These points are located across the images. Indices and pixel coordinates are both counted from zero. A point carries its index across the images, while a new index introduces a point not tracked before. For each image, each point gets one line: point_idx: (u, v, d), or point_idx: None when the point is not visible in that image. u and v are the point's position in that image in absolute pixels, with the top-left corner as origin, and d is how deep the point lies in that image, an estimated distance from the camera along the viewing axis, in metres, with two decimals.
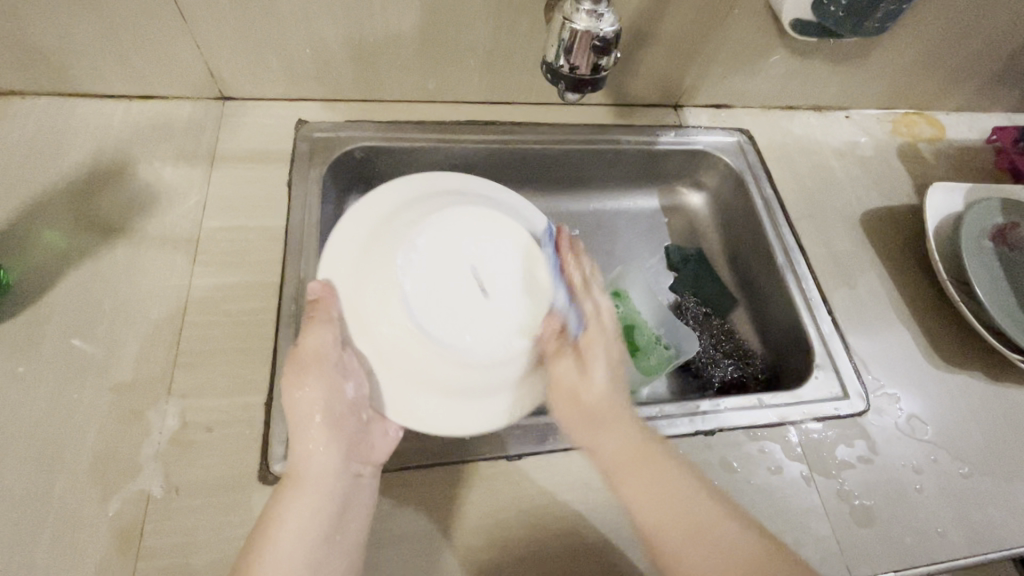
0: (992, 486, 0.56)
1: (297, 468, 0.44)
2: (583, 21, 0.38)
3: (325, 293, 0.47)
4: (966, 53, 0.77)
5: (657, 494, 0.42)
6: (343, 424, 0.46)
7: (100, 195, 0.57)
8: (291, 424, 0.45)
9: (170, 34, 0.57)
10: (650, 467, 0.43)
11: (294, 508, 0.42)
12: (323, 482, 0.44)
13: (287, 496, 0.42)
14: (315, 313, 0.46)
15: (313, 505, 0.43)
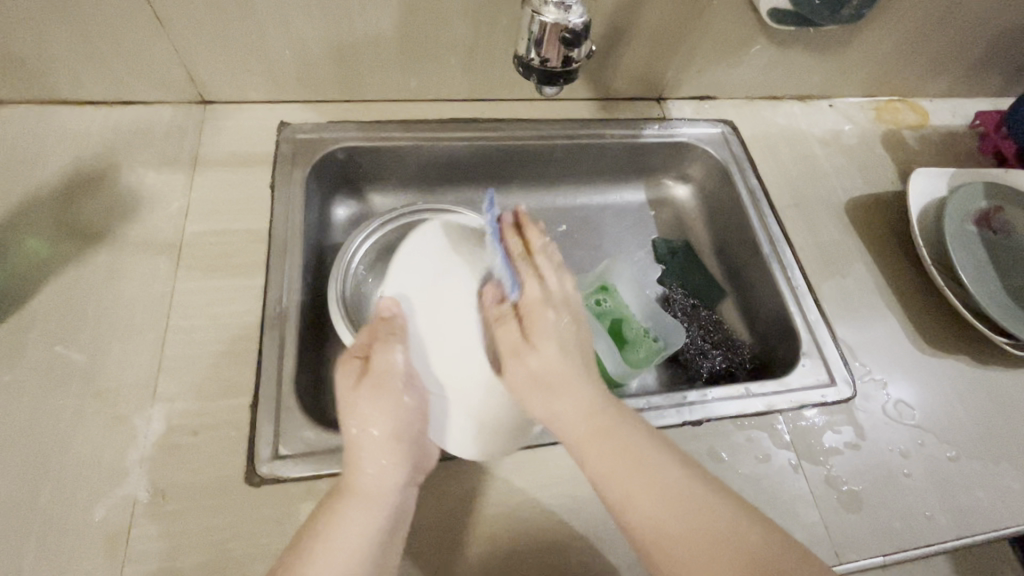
0: (980, 468, 0.57)
1: (361, 486, 0.42)
2: (552, 14, 0.38)
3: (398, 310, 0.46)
4: (947, 38, 0.77)
5: (637, 484, 0.39)
6: (414, 441, 0.44)
7: (81, 201, 0.57)
8: (355, 442, 0.43)
9: (148, 39, 0.57)
10: (609, 437, 0.41)
11: (350, 527, 0.40)
12: (385, 507, 0.42)
13: (349, 519, 0.41)
14: (383, 329, 0.45)
15: (371, 529, 0.41)
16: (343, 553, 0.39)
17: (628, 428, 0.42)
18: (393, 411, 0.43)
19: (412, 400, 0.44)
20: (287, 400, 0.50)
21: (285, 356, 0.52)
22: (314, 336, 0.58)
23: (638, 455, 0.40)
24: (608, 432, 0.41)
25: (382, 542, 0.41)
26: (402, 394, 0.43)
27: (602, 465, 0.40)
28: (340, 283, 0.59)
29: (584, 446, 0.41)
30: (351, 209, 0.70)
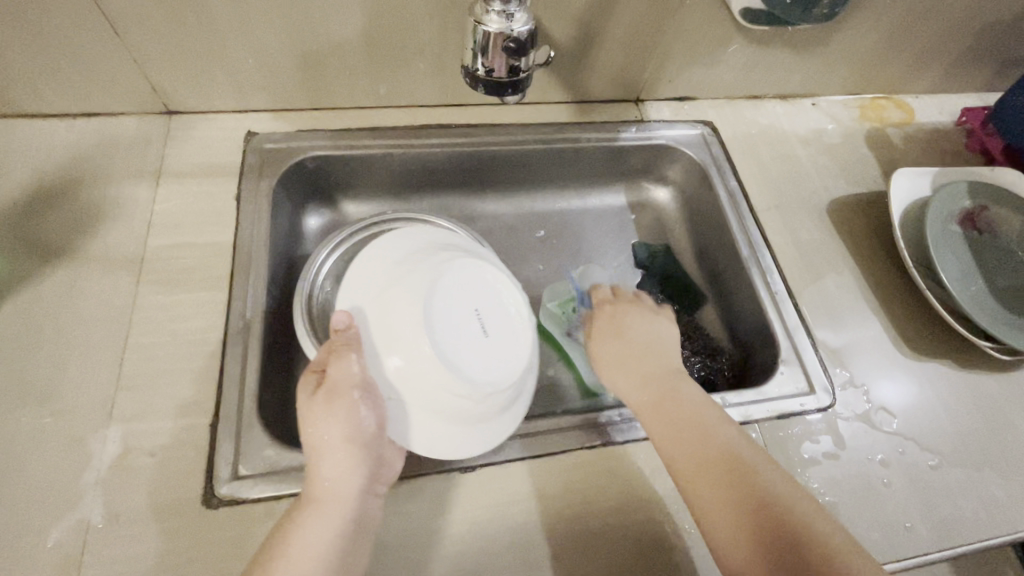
0: (962, 477, 0.55)
1: (320, 495, 0.43)
2: (495, 23, 0.36)
3: (351, 320, 0.48)
4: (931, 34, 0.75)
5: (683, 442, 0.47)
6: (372, 444, 0.46)
7: (41, 216, 0.56)
8: (314, 450, 0.44)
9: (107, 51, 0.56)
10: (668, 407, 0.49)
11: (314, 531, 0.41)
12: (342, 516, 0.43)
13: (308, 531, 0.41)
14: (338, 340, 0.47)
15: (330, 537, 0.41)
16: (307, 555, 0.41)
17: (687, 389, 0.50)
18: (345, 414, 0.45)
19: (365, 405, 0.46)
20: (248, 418, 0.49)
21: (247, 373, 0.51)
22: (280, 351, 0.57)
23: (687, 407, 0.49)
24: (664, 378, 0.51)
25: (344, 541, 0.42)
26: (353, 399, 0.45)
27: (660, 420, 0.49)
28: (306, 298, 0.59)
29: (644, 412, 0.50)
30: (323, 218, 0.69)
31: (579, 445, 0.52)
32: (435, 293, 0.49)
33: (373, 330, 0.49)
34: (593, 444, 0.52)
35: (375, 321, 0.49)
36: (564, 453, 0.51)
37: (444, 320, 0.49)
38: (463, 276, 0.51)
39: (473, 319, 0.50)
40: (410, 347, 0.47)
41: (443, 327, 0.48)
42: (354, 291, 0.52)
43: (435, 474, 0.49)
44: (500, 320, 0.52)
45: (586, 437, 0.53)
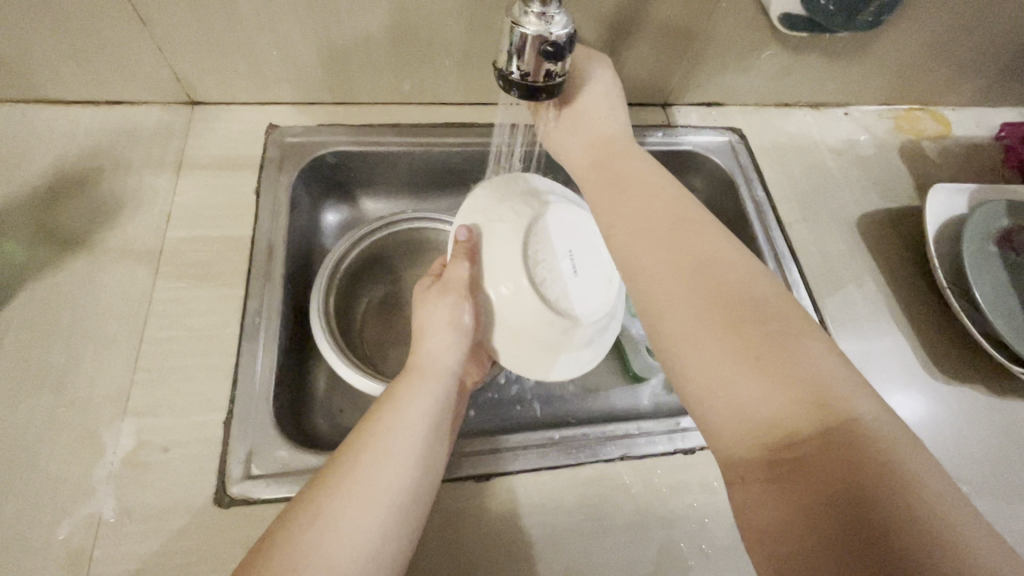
0: (991, 508, 0.53)
1: (425, 364, 0.46)
2: (533, 25, 0.35)
3: (471, 236, 0.50)
4: (973, 45, 0.73)
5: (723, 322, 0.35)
6: (468, 338, 0.49)
7: (62, 204, 0.56)
8: (425, 329, 0.48)
9: (132, 39, 0.55)
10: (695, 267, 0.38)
11: (419, 391, 0.44)
12: (442, 387, 0.45)
13: (413, 391, 0.44)
14: (458, 249, 0.50)
15: (432, 401, 0.44)
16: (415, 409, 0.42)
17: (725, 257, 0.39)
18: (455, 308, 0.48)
19: (468, 309, 0.49)
20: (261, 417, 0.48)
21: (262, 371, 0.50)
22: (294, 349, 0.56)
23: (718, 280, 0.38)
24: (677, 246, 0.40)
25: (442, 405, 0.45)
26: (460, 302, 0.48)
27: (669, 297, 0.38)
28: (324, 296, 0.58)
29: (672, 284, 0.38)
30: (341, 215, 0.69)
31: (594, 458, 0.51)
32: (543, 223, 0.50)
33: (490, 247, 0.50)
34: (610, 458, 0.51)
35: (490, 238, 0.50)
36: (579, 465, 0.50)
37: (548, 254, 0.50)
38: (572, 224, 0.52)
39: (570, 264, 0.51)
40: (518, 272, 0.48)
41: (546, 261, 0.50)
42: (474, 207, 0.52)
43: (449, 482, 0.48)
44: (595, 260, 0.53)
45: (602, 450, 0.51)
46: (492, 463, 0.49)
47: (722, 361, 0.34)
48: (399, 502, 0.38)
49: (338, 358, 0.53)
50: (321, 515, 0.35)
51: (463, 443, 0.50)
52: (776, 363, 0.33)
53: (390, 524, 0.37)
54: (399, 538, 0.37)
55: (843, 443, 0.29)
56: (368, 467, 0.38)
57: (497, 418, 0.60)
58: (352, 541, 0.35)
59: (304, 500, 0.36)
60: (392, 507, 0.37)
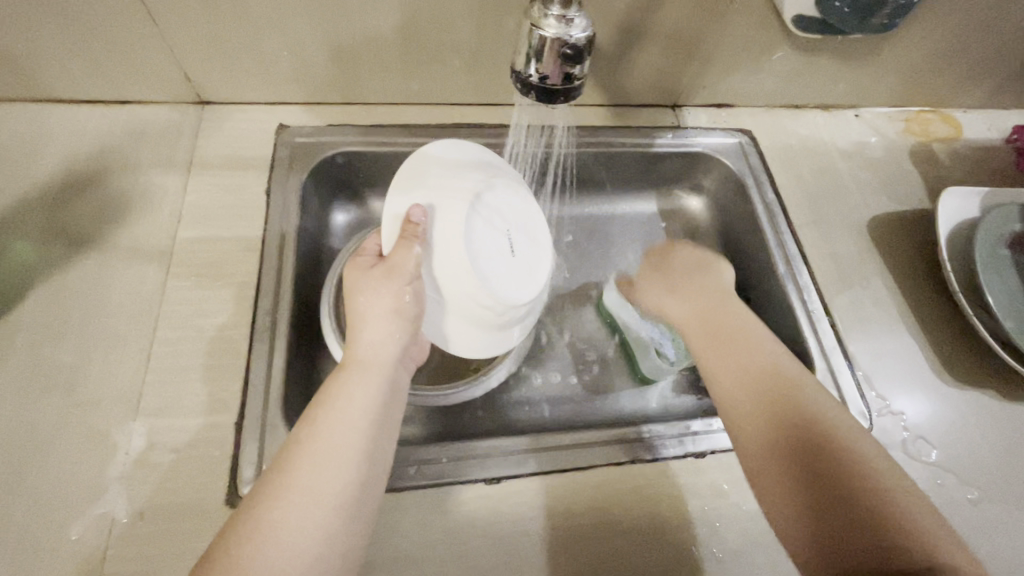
0: (1002, 513, 0.53)
1: (364, 358, 0.44)
2: (552, 28, 0.35)
3: (424, 218, 0.47)
4: (986, 47, 0.72)
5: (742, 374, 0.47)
6: (415, 322, 0.47)
7: (73, 204, 0.56)
8: (363, 316, 0.45)
9: (143, 39, 0.55)
10: (730, 342, 0.50)
11: (359, 389, 0.42)
12: (384, 381, 0.44)
13: (351, 389, 0.42)
14: (406, 231, 0.46)
15: (373, 398, 0.42)
16: (352, 410, 0.41)
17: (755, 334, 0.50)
18: (398, 295, 0.46)
19: (414, 292, 0.46)
20: (272, 418, 0.48)
21: (273, 372, 0.50)
22: (304, 349, 0.56)
23: (753, 352, 0.49)
24: (719, 327, 0.51)
25: (383, 400, 0.43)
26: (408, 286, 0.46)
27: (718, 362, 0.49)
28: (333, 297, 0.58)
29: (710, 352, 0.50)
30: (350, 215, 0.68)
31: (605, 462, 0.51)
32: (486, 206, 0.50)
33: (438, 232, 0.48)
34: (620, 461, 0.51)
35: (441, 222, 0.48)
36: (590, 469, 0.50)
37: (492, 241, 0.50)
38: (511, 203, 0.53)
39: (509, 243, 0.52)
40: (465, 260, 0.48)
41: (488, 245, 0.50)
42: (411, 186, 0.49)
43: (459, 485, 0.48)
44: (529, 242, 0.54)
45: (612, 453, 0.51)
46: (502, 466, 0.49)
47: (764, 415, 0.44)
48: (344, 505, 0.38)
49: (347, 360, 0.53)
50: (262, 530, 0.35)
51: (473, 445, 0.50)
52: (792, 406, 0.44)
53: (336, 528, 0.37)
54: (350, 539, 0.37)
55: (851, 479, 0.39)
56: (306, 476, 0.37)
57: (506, 420, 0.60)
58: (299, 552, 0.35)
59: (244, 516, 0.36)
60: (336, 513, 0.37)
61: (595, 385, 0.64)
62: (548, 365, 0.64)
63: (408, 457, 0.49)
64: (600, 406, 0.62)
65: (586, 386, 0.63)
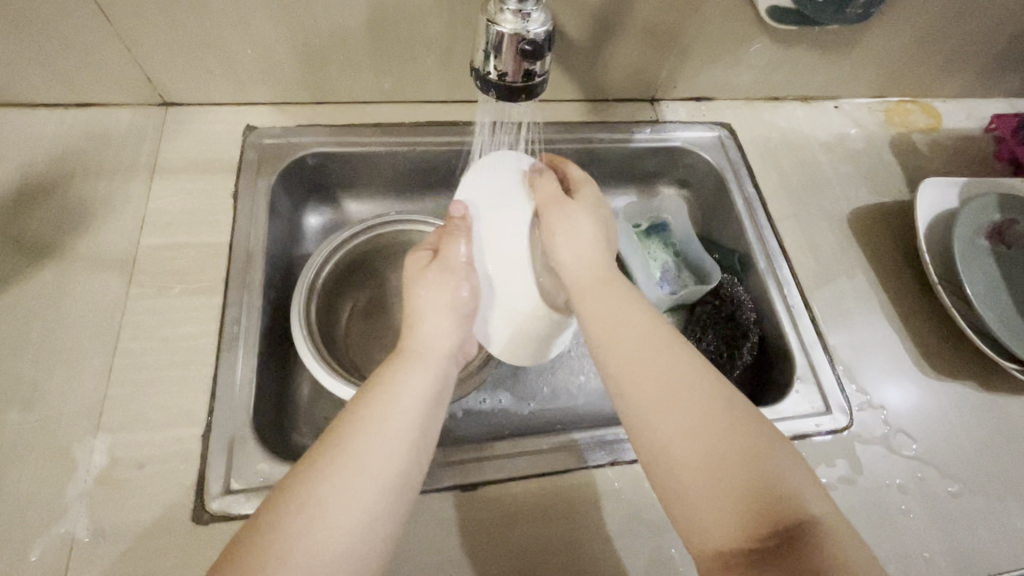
0: (983, 505, 0.53)
1: (418, 348, 0.43)
2: (509, 23, 0.33)
3: (466, 214, 0.49)
4: (963, 36, 0.72)
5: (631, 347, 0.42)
6: (467, 321, 0.46)
7: (30, 212, 0.54)
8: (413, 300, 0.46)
9: (98, 39, 0.53)
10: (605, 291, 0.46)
11: (413, 375, 0.41)
12: (437, 373, 0.43)
13: (405, 380, 0.41)
14: (452, 223, 0.49)
15: (425, 391, 0.41)
16: (409, 395, 0.40)
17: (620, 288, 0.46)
18: (451, 284, 0.46)
19: (470, 288, 0.47)
20: (241, 429, 0.47)
21: (241, 382, 0.49)
22: (275, 357, 0.55)
23: (634, 317, 0.44)
24: (602, 292, 0.46)
25: (437, 389, 0.42)
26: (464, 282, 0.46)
27: (597, 316, 0.45)
28: (305, 302, 0.57)
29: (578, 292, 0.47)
30: (323, 217, 0.67)
31: (583, 464, 0.50)
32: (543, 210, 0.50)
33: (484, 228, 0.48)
34: (599, 463, 0.50)
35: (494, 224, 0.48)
36: (569, 472, 0.50)
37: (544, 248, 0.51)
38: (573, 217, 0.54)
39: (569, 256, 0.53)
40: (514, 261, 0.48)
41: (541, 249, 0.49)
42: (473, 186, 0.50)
43: (436, 493, 0.47)
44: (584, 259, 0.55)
45: (591, 456, 0.50)
46: (480, 471, 0.49)
47: (680, 424, 0.37)
48: (390, 492, 0.36)
49: (320, 367, 0.52)
50: (310, 510, 0.34)
51: (451, 450, 0.49)
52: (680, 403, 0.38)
53: (378, 519, 0.35)
54: (389, 528, 0.35)
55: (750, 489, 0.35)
56: (358, 462, 0.36)
57: (486, 422, 0.59)
58: (342, 534, 0.33)
59: (293, 494, 0.34)
60: (381, 499, 0.35)
61: (575, 385, 0.63)
62: (528, 366, 0.63)
63: None
64: (581, 406, 0.62)
65: (566, 386, 0.62)
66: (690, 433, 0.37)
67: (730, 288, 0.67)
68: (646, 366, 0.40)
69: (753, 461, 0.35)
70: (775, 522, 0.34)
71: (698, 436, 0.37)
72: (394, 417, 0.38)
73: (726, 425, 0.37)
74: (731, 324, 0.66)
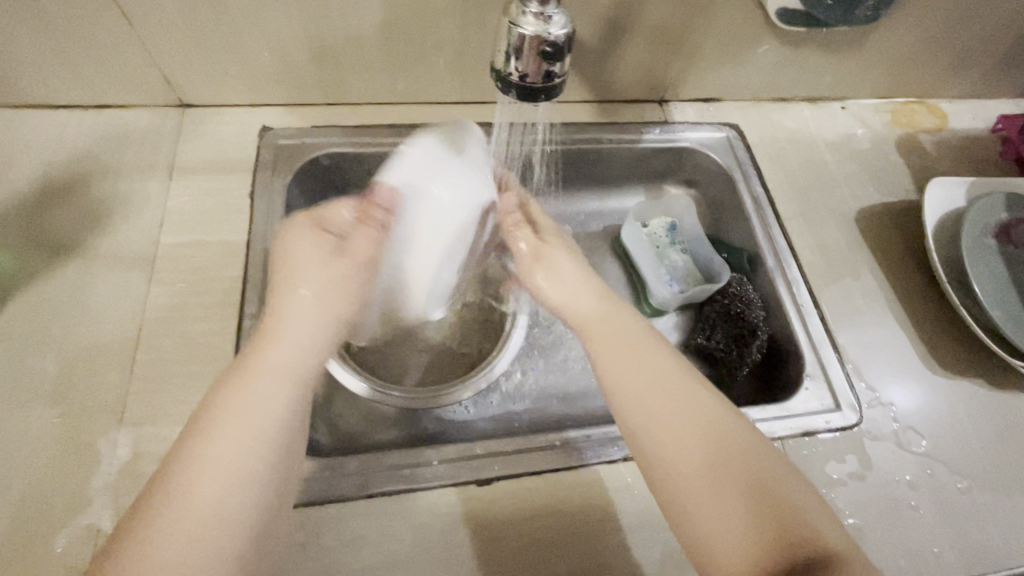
0: (991, 501, 0.53)
1: (257, 367, 0.39)
2: (531, 24, 0.34)
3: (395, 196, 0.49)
4: (970, 37, 0.72)
5: (630, 373, 0.44)
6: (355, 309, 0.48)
7: (52, 211, 0.55)
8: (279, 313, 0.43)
9: (119, 42, 0.54)
10: (615, 331, 0.47)
11: (258, 391, 0.38)
12: (282, 384, 0.39)
13: (244, 405, 0.37)
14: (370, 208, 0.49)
15: (268, 413, 0.38)
16: (259, 421, 0.37)
17: (632, 327, 0.47)
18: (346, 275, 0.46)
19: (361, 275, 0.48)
20: None
21: None
22: None
23: (654, 360, 0.44)
24: (615, 332, 0.47)
25: (290, 406, 0.39)
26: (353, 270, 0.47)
27: (617, 367, 0.45)
28: None
29: (592, 337, 0.48)
30: None
31: (597, 459, 0.50)
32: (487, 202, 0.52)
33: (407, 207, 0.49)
34: (613, 459, 0.51)
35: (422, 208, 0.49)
36: (583, 467, 0.50)
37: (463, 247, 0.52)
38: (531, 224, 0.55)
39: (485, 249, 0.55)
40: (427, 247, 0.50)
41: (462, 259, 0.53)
42: (410, 158, 0.50)
43: (452, 487, 0.48)
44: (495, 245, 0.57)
45: (604, 451, 0.51)
46: (494, 467, 0.49)
47: (697, 454, 0.39)
48: (245, 524, 0.34)
49: None
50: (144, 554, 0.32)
51: (466, 446, 0.50)
52: (697, 434, 0.40)
53: (218, 564, 0.33)
54: (245, 559, 0.34)
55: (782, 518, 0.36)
56: (194, 500, 0.34)
57: (497, 419, 0.59)
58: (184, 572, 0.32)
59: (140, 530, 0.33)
60: (231, 533, 0.34)
61: (586, 382, 0.63)
62: (540, 364, 0.64)
63: (403, 459, 0.48)
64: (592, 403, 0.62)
65: (578, 383, 0.63)
66: (692, 460, 0.39)
67: (737, 287, 0.67)
68: (664, 421, 0.41)
69: (757, 488, 0.37)
70: (794, 550, 0.35)
71: (706, 463, 0.39)
72: (241, 444, 0.36)
73: (724, 437, 0.40)
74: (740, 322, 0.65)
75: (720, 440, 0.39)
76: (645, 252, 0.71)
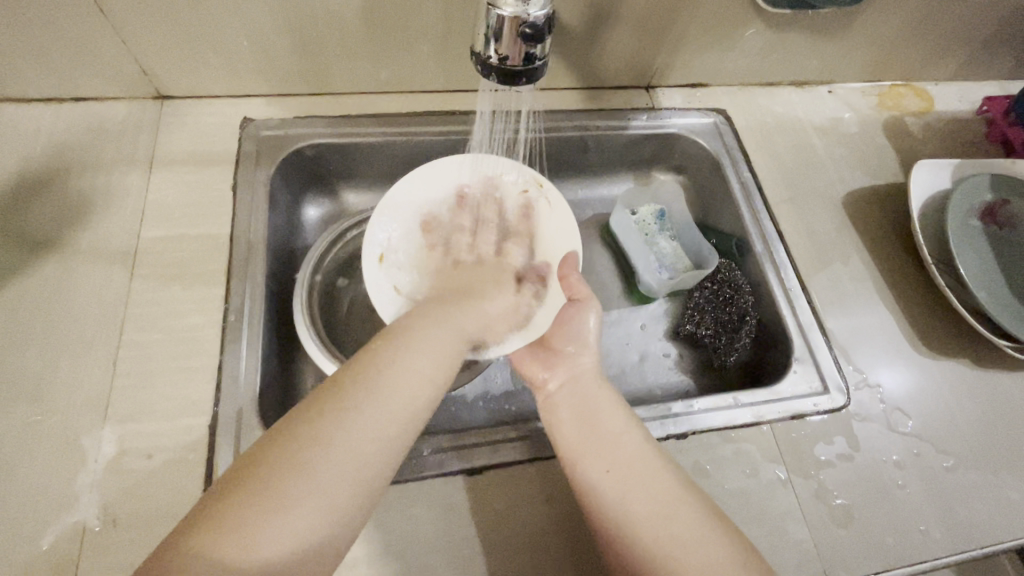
0: (977, 479, 0.54)
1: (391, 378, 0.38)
2: (510, 5, 0.34)
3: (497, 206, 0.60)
4: (955, 19, 0.72)
5: (577, 429, 0.47)
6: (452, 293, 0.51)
7: (30, 206, 0.53)
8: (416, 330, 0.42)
9: (94, 32, 0.53)
10: (578, 394, 0.49)
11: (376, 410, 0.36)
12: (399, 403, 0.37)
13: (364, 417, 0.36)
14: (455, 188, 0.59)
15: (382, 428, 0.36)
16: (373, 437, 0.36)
17: (602, 395, 0.49)
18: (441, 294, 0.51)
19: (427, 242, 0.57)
20: (247, 419, 0.47)
21: (246, 372, 0.49)
22: (279, 347, 0.55)
23: (613, 417, 0.47)
24: (578, 397, 0.49)
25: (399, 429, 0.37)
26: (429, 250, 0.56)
27: (566, 416, 0.48)
28: (308, 293, 0.57)
29: (552, 404, 0.50)
30: (323, 208, 0.67)
31: None
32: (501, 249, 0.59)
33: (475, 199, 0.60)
34: None
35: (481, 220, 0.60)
36: None
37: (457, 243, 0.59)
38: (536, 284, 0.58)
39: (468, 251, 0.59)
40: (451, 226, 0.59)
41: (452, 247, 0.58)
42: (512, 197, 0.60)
43: (442, 479, 0.48)
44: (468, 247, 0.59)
45: None
46: (483, 456, 0.49)
47: (635, 501, 0.42)
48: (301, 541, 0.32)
49: (323, 355, 0.52)
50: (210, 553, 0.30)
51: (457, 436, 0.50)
52: (636, 484, 0.42)
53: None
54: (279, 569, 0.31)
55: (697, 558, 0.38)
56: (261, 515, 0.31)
57: (488, 408, 0.60)
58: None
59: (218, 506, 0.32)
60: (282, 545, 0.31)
61: None
62: None
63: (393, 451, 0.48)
64: None
65: None
66: (634, 501, 0.42)
67: (727, 273, 0.67)
68: (604, 464, 0.44)
69: (681, 539, 0.39)
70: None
71: (643, 505, 0.41)
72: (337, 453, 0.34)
73: (663, 490, 0.42)
74: (730, 308, 0.66)
75: (655, 492, 0.42)
76: (634, 240, 0.71)
